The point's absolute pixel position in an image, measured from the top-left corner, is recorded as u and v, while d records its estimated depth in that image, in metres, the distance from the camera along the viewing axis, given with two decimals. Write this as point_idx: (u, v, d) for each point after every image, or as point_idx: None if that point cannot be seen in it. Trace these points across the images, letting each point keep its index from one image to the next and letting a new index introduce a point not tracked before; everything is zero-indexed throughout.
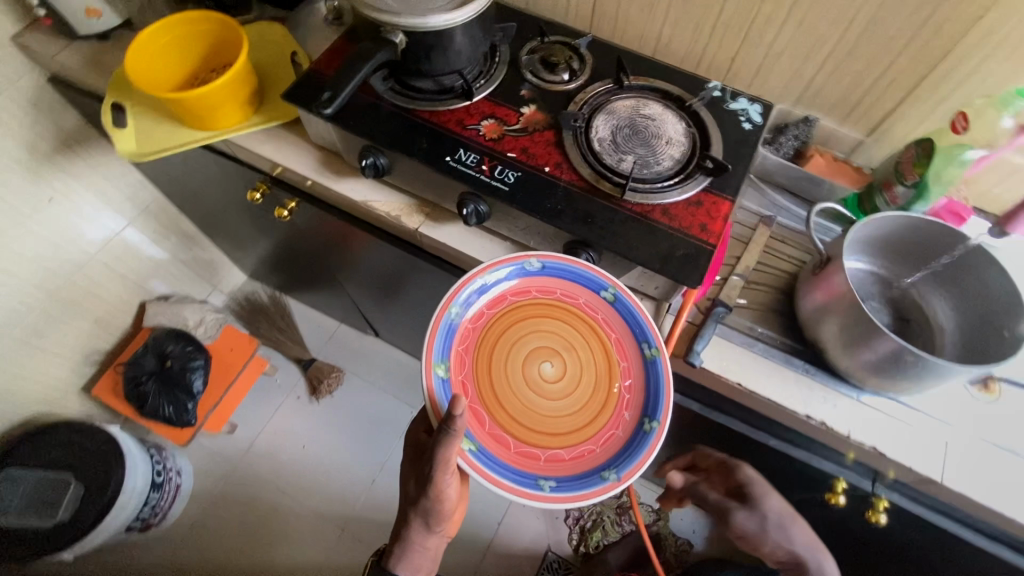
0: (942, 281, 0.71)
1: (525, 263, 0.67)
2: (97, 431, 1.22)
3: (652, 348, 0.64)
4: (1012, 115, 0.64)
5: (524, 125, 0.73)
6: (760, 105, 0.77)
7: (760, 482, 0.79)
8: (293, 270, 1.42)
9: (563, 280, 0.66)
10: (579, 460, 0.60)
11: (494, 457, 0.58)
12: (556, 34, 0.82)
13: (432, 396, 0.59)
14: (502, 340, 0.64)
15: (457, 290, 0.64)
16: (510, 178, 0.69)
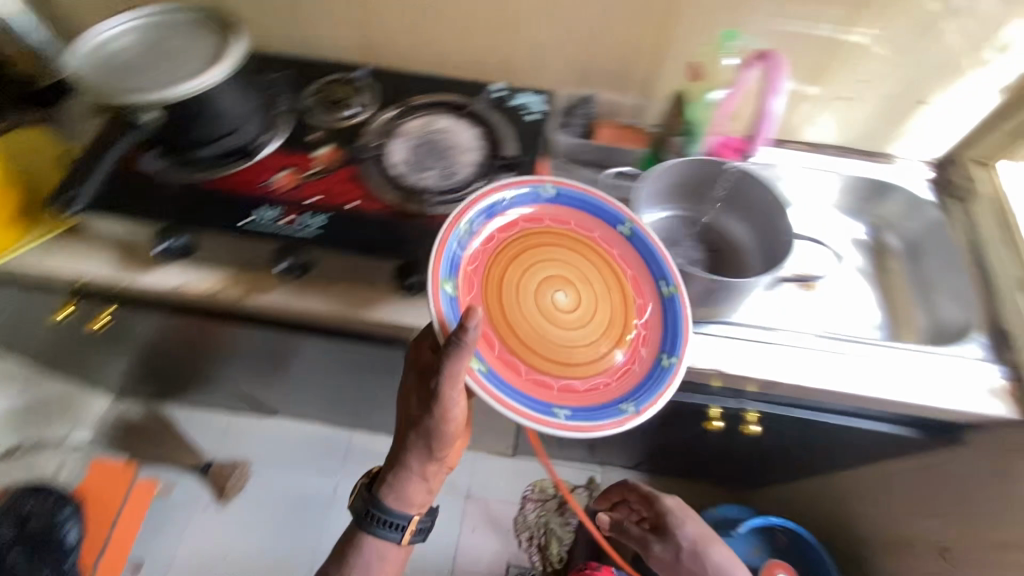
0: (728, 207, 0.80)
1: (541, 189, 0.67)
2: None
3: (668, 286, 0.65)
4: (729, 52, 0.77)
5: (321, 168, 0.73)
6: (540, 96, 0.82)
7: (677, 512, 0.89)
8: (158, 376, 1.30)
9: (576, 212, 0.68)
10: (594, 392, 0.59)
11: (507, 383, 0.56)
12: (333, 72, 0.81)
13: (441, 310, 0.55)
14: (517, 263, 0.62)
15: (469, 207, 0.62)
16: (316, 223, 0.68)
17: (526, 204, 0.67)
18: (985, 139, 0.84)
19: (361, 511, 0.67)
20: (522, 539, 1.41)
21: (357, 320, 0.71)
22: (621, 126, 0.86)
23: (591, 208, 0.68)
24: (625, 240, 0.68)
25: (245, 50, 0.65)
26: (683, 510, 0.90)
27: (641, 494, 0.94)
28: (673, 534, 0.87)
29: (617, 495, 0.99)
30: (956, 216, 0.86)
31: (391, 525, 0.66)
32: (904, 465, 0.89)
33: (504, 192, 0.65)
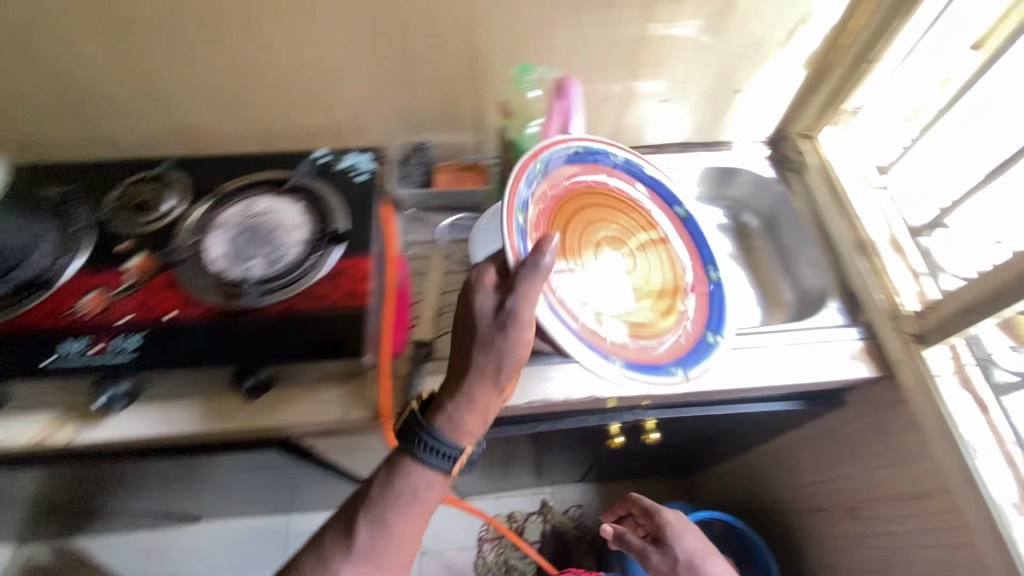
0: None
1: (613, 152, 0.72)
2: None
3: (715, 272, 0.73)
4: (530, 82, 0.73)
5: (132, 282, 0.67)
6: (368, 153, 0.79)
7: (677, 525, 0.88)
8: (45, 517, 1.17)
9: (637, 182, 0.74)
10: (643, 354, 0.65)
11: (572, 328, 0.60)
12: (137, 171, 0.76)
13: (512, 240, 0.57)
14: (580, 217, 0.67)
15: (546, 151, 0.65)
16: (131, 343, 0.62)
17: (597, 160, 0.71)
18: (802, 111, 0.88)
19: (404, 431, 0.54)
20: None
21: (206, 432, 0.66)
22: (459, 168, 0.84)
23: (647, 180, 0.75)
24: (682, 219, 0.76)
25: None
26: (682, 522, 0.89)
27: (643, 507, 0.92)
28: (672, 547, 0.86)
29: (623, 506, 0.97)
30: (795, 186, 0.90)
31: (435, 453, 0.53)
32: (806, 434, 0.91)
33: (578, 145, 0.69)
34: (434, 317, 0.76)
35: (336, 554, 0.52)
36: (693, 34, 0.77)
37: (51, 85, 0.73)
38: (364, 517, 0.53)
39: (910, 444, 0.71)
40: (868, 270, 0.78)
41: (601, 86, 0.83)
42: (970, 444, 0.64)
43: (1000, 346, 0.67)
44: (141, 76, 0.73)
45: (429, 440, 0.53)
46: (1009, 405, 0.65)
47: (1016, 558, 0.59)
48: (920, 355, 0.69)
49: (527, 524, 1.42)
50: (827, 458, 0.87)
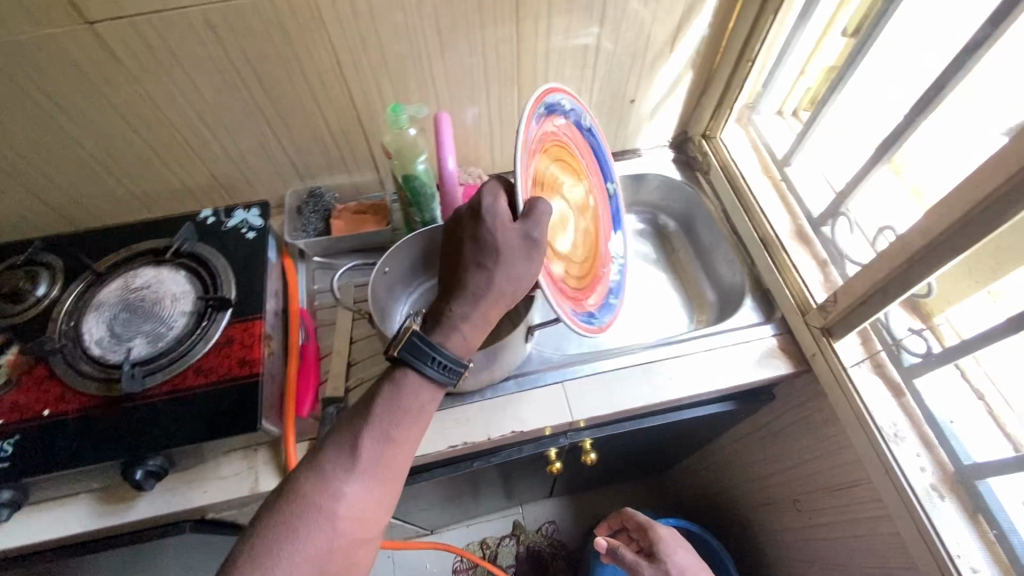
0: None
1: (585, 111, 0.69)
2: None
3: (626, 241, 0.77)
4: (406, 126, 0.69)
5: (6, 379, 0.62)
6: (257, 207, 0.76)
7: (669, 541, 0.85)
8: None
9: (594, 146, 0.71)
10: (577, 303, 0.61)
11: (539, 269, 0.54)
12: (7, 257, 0.71)
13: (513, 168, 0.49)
14: (553, 165, 0.61)
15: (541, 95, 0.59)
16: (7, 446, 0.59)
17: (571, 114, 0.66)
18: (700, 113, 0.88)
19: (411, 343, 0.49)
20: None
21: (105, 529, 0.62)
22: (356, 211, 0.82)
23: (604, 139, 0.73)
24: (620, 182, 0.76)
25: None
26: (676, 538, 0.86)
27: (637, 523, 0.90)
28: (662, 559, 0.82)
29: (618, 522, 0.94)
30: (703, 185, 0.90)
31: (443, 366, 0.50)
32: (746, 432, 0.90)
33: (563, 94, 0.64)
34: (346, 369, 0.73)
35: (334, 472, 0.48)
36: (574, 50, 0.75)
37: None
38: (367, 433, 0.49)
39: (833, 437, 0.71)
40: (775, 266, 0.77)
41: (493, 110, 0.81)
42: (884, 430, 0.64)
43: (902, 329, 0.67)
44: None
45: (443, 356, 0.50)
46: (920, 390, 0.65)
47: (929, 535, 0.59)
48: (833, 349, 0.68)
49: (500, 549, 1.39)
50: (767, 454, 0.86)
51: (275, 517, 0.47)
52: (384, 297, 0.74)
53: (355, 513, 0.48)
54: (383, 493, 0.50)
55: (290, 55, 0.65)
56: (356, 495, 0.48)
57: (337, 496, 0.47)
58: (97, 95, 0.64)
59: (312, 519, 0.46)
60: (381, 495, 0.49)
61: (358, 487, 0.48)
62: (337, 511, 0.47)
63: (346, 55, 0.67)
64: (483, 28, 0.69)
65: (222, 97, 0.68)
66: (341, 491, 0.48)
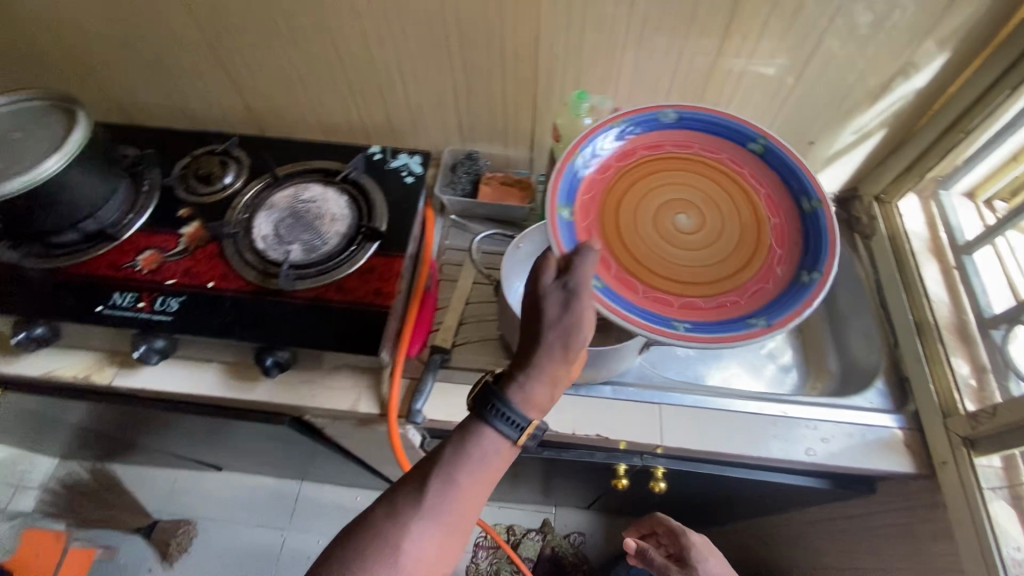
0: None
1: (661, 114, 0.61)
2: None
3: (811, 201, 0.58)
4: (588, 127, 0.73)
5: (184, 248, 0.71)
6: (420, 156, 0.80)
7: (702, 546, 0.76)
8: (93, 443, 1.33)
9: (699, 133, 0.62)
10: (720, 311, 0.55)
11: (628, 301, 0.53)
12: (208, 144, 0.81)
13: (557, 236, 0.53)
14: (636, 190, 0.59)
15: (587, 134, 0.60)
16: (172, 305, 0.67)
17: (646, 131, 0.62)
18: (880, 175, 0.82)
19: (479, 394, 0.48)
20: None
21: (223, 400, 0.70)
22: (506, 182, 0.85)
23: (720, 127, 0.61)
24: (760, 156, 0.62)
25: (72, 146, 0.64)
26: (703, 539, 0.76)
27: (666, 527, 0.81)
28: (693, 569, 0.74)
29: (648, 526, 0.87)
30: (860, 250, 0.84)
31: (511, 427, 0.47)
32: (824, 516, 0.84)
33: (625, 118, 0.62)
34: (456, 326, 0.76)
35: (405, 512, 0.46)
36: (769, 74, 0.72)
37: (134, 61, 0.79)
38: (433, 474, 0.47)
39: (940, 555, 0.65)
40: (925, 357, 0.71)
41: None
42: (1009, 570, 0.57)
43: None
44: (218, 58, 0.77)
45: (503, 413, 0.47)
46: None
47: None
48: (971, 463, 0.62)
49: (524, 540, 1.41)
50: (847, 545, 0.80)
51: (361, 537, 0.46)
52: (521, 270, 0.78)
53: (423, 554, 0.46)
54: (449, 539, 0.47)
55: (498, 22, 0.68)
56: (425, 540, 0.46)
57: (406, 537, 0.45)
58: (324, 23, 0.71)
59: (382, 553, 0.45)
60: (450, 541, 0.46)
61: (428, 531, 0.46)
62: (409, 552, 0.45)
63: (547, 35, 0.69)
64: (685, 36, 0.68)
65: (423, 48, 0.73)
66: (413, 533, 0.46)
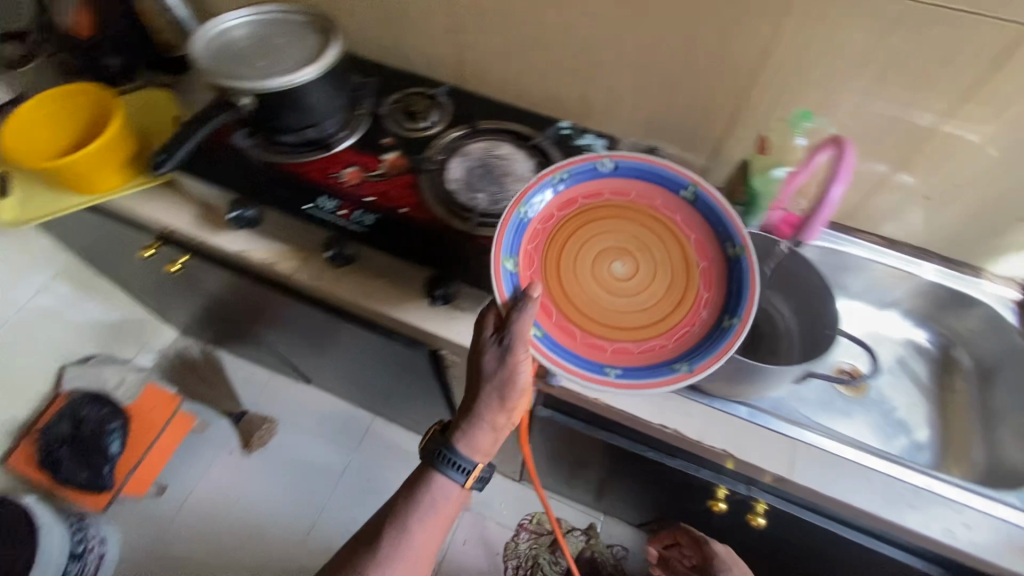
0: (778, 286, 0.79)
1: (599, 163, 0.69)
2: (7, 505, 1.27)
3: (736, 246, 0.66)
4: (781, 181, 0.71)
5: (384, 171, 0.78)
6: (606, 140, 0.83)
7: (725, 558, 0.85)
8: (217, 324, 1.48)
9: (637, 179, 0.70)
10: (650, 353, 0.64)
11: (564, 348, 0.63)
12: (417, 86, 0.88)
13: (501, 285, 0.63)
14: (577, 237, 0.68)
15: (528, 191, 0.67)
16: (367, 220, 0.74)
17: (585, 179, 0.70)
18: None
19: (430, 451, 0.69)
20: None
21: (383, 317, 0.76)
22: None
23: (652, 175, 0.69)
24: (688, 202, 0.69)
25: (329, 61, 0.71)
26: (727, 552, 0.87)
27: (692, 536, 0.92)
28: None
29: (671, 536, 0.97)
30: None
31: (460, 472, 0.68)
32: None
33: (564, 170, 0.70)
34: None
35: (379, 550, 0.67)
36: (1001, 138, 0.68)
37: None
38: (399, 516, 0.68)
39: None
40: None
41: (866, 158, 0.77)
42: None
43: None
44: (448, 7, 0.82)
45: (449, 457, 0.67)
46: None
47: None
48: None
49: (567, 535, 1.43)
50: None
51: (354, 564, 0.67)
52: None
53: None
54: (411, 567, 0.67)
55: (733, 25, 0.69)
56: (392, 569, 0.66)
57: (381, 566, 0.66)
58: None
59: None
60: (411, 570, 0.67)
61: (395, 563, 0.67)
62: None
63: (779, 49, 0.69)
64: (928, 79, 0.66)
65: (646, 37, 0.74)
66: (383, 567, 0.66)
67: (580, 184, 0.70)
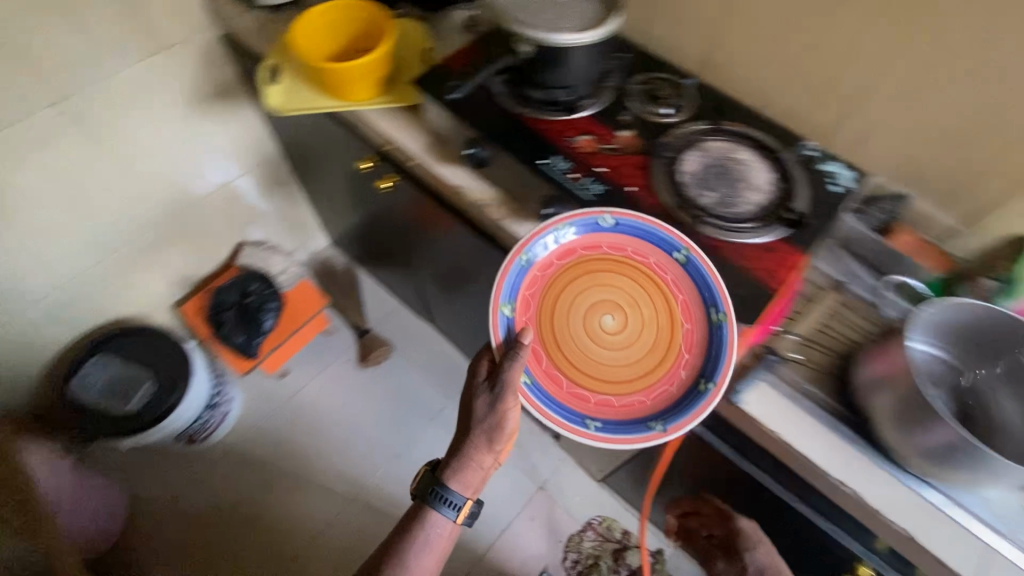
0: (1011, 379, 0.69)
1: (600, 218, 0.72)
2: (130, 334, 1.39)
3: (719, 313, 0.68)
4: None
5: (619, 146, 0.78)
6: (853, 173, 0.79)
7: (750, 535, 0.85)
8: (374, 245, 1.60)
9: (635, 238, 0.72)
10: (630, 408, 0.67)
11: (550, 396, 0.67)
12: (664, 73, 0.88)
13: (495, 329, 0.68)
14: (571, 288, 0.71)
15: (529, 240, 0.71)
16: (595, 189, 0.75)
17: (587, 231, 0.73)
18: None
19: (423, 492, 0.83)
20: (565, 566, 1.45)
21: None
22: (922, 242, 0.78)
23: (648, 234, 0.72)
24: (679, 265, 0.71)
25: (606, 32, 0.72)
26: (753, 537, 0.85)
27: (716, 507, 0.92)
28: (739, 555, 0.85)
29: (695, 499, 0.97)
30: None
31: (452, 505, 0.81)
32: None
33: (566, 222, 0.73)
34: (796, 344, 0.75)
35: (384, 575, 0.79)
36: None
37: None
38: (403, 548, 0.81)
39: None
40: None
41: None
42: None
43: None
44: None
45: (443, 493, 0.81)
46: None
47: None
48: None
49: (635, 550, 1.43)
50: None
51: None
52: (916, 329, 0.68)
53: None
54: None
55: None
56: None
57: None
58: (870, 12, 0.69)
59: None
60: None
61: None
62: None
63: None
64: None
65: (952, 78, 0.68)
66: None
67: (580, 235, 0.73)
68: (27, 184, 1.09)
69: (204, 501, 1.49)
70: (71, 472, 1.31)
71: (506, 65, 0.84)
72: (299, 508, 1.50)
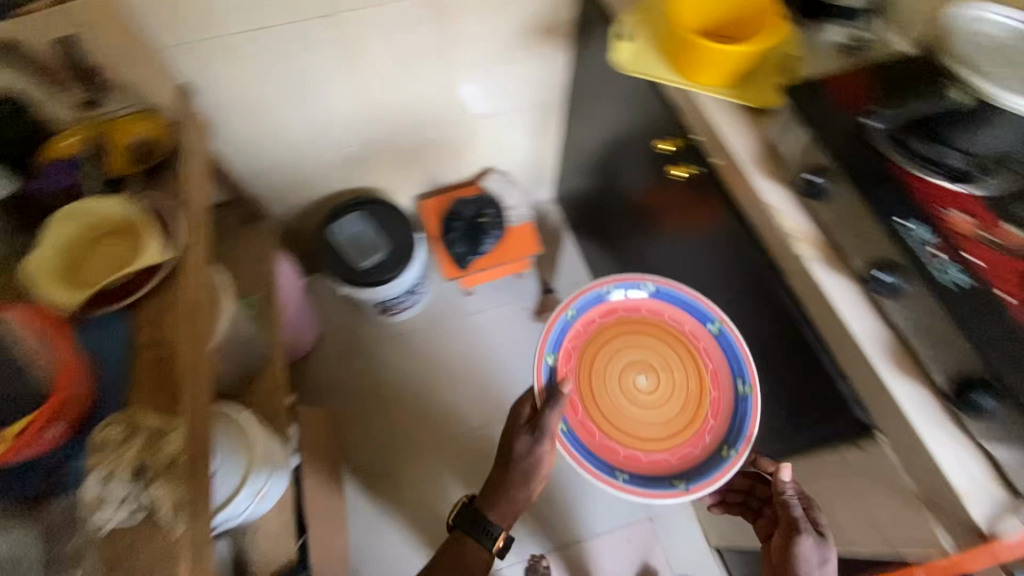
0: None
1: (644, 285, 0.94)
2: (385, 205, 1.56)
3: (745, 385, 0.90)
4: None
5: (1003, 244, 0.67)
6: None
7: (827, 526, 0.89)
8: (601, 220, 1.60)
9: (672, 308, 0.94)
10: (654, 462, 0.89)
11: (584, 445, 0.88)
12: None
13: (540, 378, 0.90)
14: (610, 344, 0.93)
15: (577, 301, 0.93)
16: (959, 278, 0.65)
17: (629, 294, 0.95)
18: None
19: (462, 518, 1.07)
20: None
21: (868, 369, 0.71)
22: None
23: (689, 306, 0.94)
24: (712, 335, 0.93)
25: None
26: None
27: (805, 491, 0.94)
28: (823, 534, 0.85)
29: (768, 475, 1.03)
30: None
31: (490, 534, 1.05)
32: None
33: (610, 285, 0.94)
34: None
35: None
36: None
37: None
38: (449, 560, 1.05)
39: None
40: None
41: None
42: None
43: None
44: None
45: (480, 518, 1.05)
46: None
47: None
48: None
49: None
50: None
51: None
52: None
53: None
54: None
55: None
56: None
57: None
58: None
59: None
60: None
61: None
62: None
63: None
64: None
65: None
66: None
67: (624, 299, 0.95)
68: (374, 54, 1.24)
69: (367, 363, 1.69)
70: (298, 291, 1.49)
71: (913, 110, 0.71)
72: (437, 412, 1.64)
